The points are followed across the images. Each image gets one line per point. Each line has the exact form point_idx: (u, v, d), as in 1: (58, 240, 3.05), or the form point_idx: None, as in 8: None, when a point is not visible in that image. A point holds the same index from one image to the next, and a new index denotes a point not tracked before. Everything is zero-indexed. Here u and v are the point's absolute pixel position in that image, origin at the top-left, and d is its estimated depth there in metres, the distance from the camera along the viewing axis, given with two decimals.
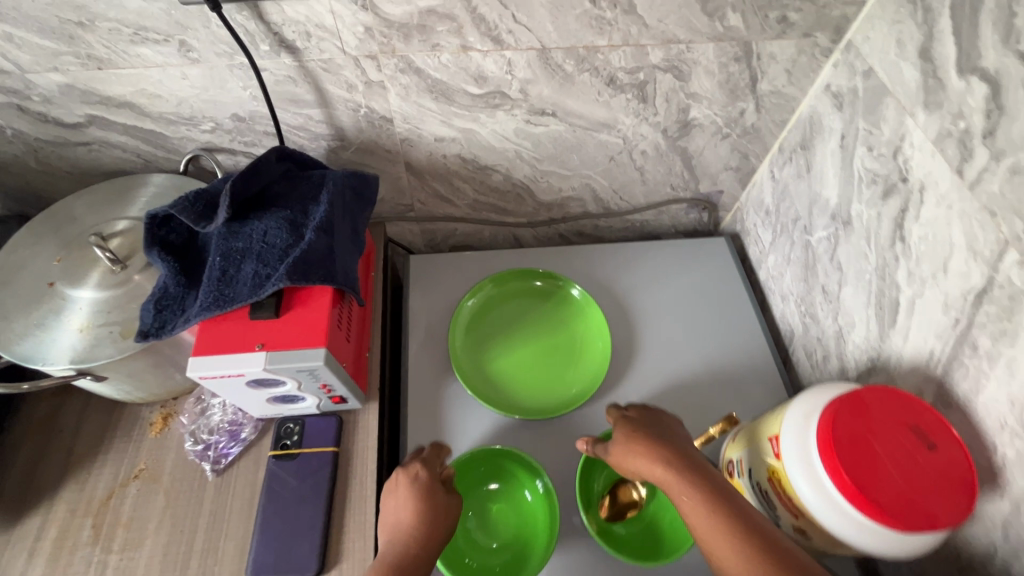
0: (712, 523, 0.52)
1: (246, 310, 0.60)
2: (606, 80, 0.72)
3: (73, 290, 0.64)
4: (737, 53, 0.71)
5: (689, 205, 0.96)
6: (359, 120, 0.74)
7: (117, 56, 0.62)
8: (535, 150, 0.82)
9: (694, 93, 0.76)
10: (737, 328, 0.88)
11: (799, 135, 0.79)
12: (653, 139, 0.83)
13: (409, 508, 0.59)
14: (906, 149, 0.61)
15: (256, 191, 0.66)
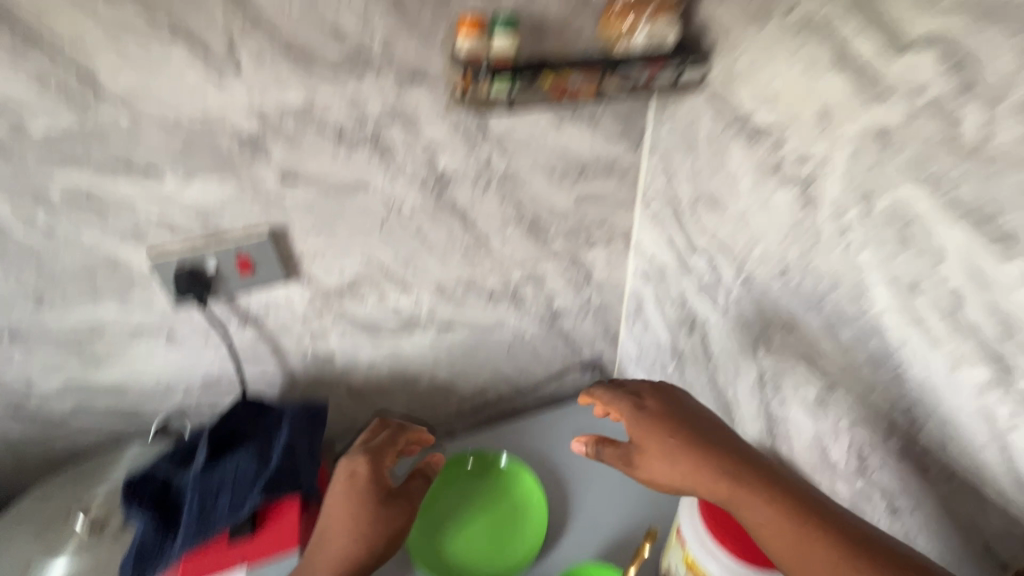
0: (780, 524, 0.53)
1: (224, 535, 0.73)
2: (488, 295, 1.02)
3: (50, 564, 0.70)
4: (570, 262, 1.05)
5: (581, 369, 1.21)
6: (307, 361, 0.94)
7: (114, 352, 0.81)
8: (449, 353, 1.06)
9: (552, 291, 1.07)
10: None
11: (633, 304, 1.11)
12: (535, 327, 1.11)
13: (348, 501, 0.71)
14: (688, 299, 0.92)
15: (225, 435, 0.81)
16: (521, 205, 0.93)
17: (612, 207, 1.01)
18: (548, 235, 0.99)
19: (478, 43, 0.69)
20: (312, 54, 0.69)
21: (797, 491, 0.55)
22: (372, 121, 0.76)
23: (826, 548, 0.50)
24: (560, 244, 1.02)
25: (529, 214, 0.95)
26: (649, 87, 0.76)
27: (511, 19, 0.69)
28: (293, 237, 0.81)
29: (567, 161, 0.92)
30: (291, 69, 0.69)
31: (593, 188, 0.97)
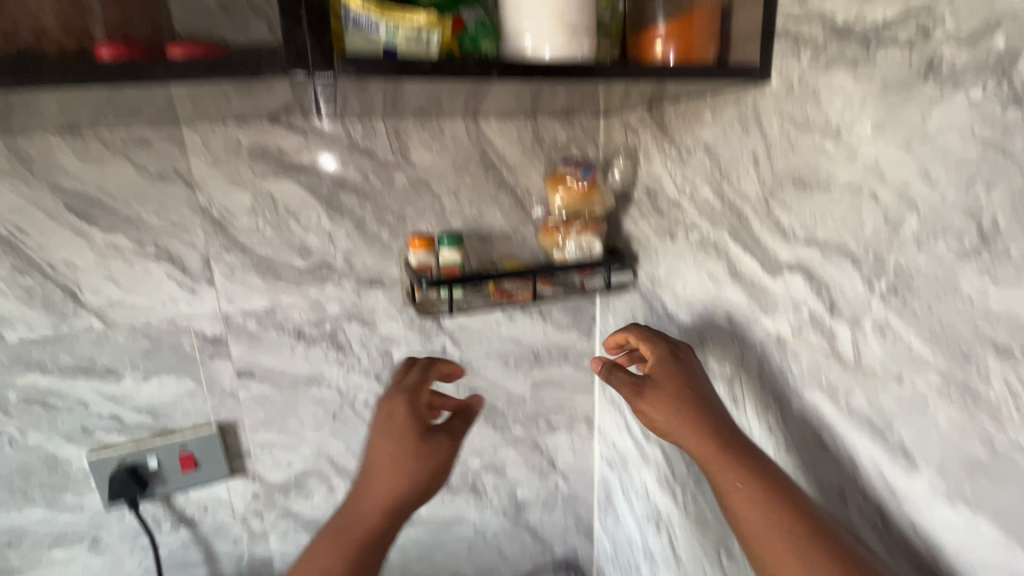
0: (740, 488, 0.49)
1: None
2: (445, 486, 0.98)
3: None
4: (531, 449, 1.03)
5: (554, 570, 1.10)
6: (242, 568, 0.86)
7: (28, 563, 0.75)
8: (403, 554, 0.98)
9: (514, 480, 1.03)
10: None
11: (603, 492, 1.07)
12: (498, 521, 1.04)
13: (385, 432, 0.58)
14: (651, 492, 0.90)
15: None
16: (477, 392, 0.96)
17: (569, 392, 1.03)
18: (506, 422, 0.99)
19: (427, 257, 0.78)
20: (278, 267, 0.78)
21: (782, 481, 0.49)
22: (330, 321, 0.82)
23: (780, 517, 0.46)
24: (519, 430, 1.01)
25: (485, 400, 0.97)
26: (583, 287, 0.85)
27: (455, 236, 0.79)
28: (243, 432, 0.82)
29: (520, 351, 0.97)
30: (258, 279, 0.77)
31: (549, 374, 1.00)
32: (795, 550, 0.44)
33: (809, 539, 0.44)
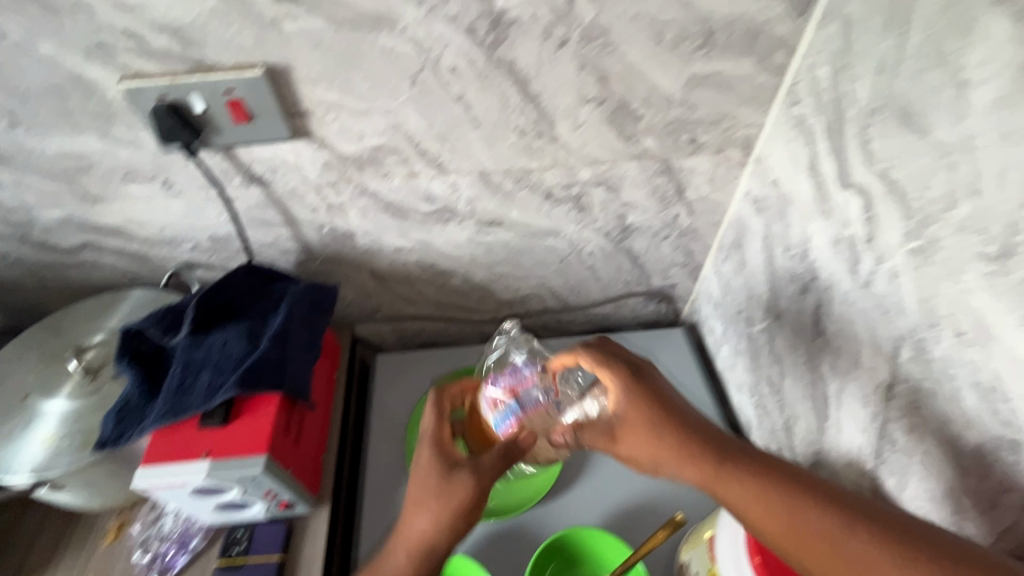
0: (757, 491, 0.46)
1: (195, 420, 0.58)
2: (544, 196, 0.76)
3: (42, 409, 0.63)
4: (615, 254, 0.89)
5: (646, 297, 0.99)
6: (305, 265, 0.80)
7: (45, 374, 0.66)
8: (486, 257, 0.84)
9: (628, 202, 0.80)
10: (688, 375, 0.90)
11: (731, 235, 0.83)
12: (598, 242, 0.86)
13: (432, 520, 0.54)
14: (811, 252, 0.63)
15: (219, 307, 0.67)
16: (555, 204, 0.77)
17: (677, 214, 0.82)
18: (586, 227, 0.82)
19: None
20: None
21: (812, 484, 0.46)
22: (374, 126, 0.65)
23: (824, 513, 0.44)
24: (601, 238, 0.85)
25: (564, 210, 0.78)
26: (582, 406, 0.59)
27: None
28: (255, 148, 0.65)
29: (626, 169, 0.74)
30: None
31: (719, 68, 0.64)
32: (843, 531, 0.43)
33: (842, 524, 0.43)
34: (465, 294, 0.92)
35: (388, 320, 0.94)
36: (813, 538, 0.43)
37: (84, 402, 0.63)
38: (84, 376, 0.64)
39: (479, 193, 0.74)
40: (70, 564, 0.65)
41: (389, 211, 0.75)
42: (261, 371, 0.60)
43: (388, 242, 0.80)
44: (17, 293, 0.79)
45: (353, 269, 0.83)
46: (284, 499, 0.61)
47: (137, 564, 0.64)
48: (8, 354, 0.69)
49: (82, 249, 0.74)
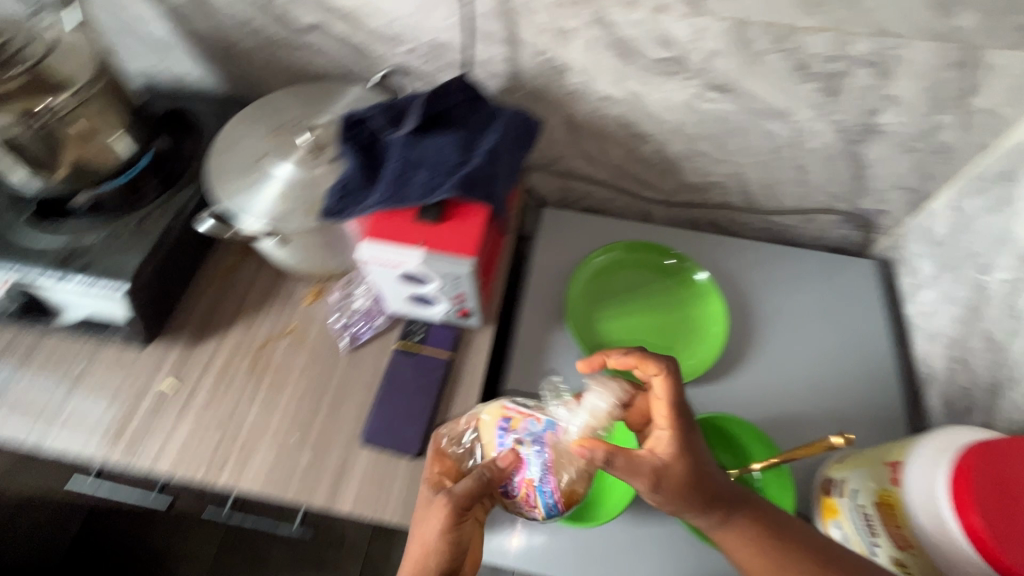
0: (737, 540, 0.53)
1: (412, 212, 0.62)
2: (797, 65, 0.66)
3: (275, 168, 0.68)
4: (838, 158, 0.78)
5: (843, 219, 0.88)
6: (508, 92, 0.77)
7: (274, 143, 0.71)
8: (698, 126, 0.77)
9: (892, 95, 0.67)
10: (869, 311, 0.83)
11: (999, 164, 0.68)
12: (827, 139, 0.75)
13: (432, 533, 0.53)
14: None
15: (436, 112, 0.67)
16: (805, 80, 0.67)
17: (942, 124, 0.69)
18: (825, 117, 0.72)
19: None
20: None
21: (788, 527, 0.53)
22: None
23: (797, 562, 0.50)
24: (834, 135, 0.74)
25: (811, 88, 0.68)
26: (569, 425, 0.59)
27: None
28: None
29: (914, 50, 0.62)
30: None
31: None
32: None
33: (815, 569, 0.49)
34: (650, 167, 0.86)
35: (560, 176, 0.92)
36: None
37: (311, 173, 0.68)
38: (312, 151, 0.69)
39: (727, 47, 0.65)
40: (280, 311, 0.75)
41: (617, 49, 0.68)
42: (473, 182, 0.61)
43: (599, 88, 0.74)
44: (243, 64, 0.83)
45: (552, 109, 0.79)
46: (466, 306, 0.66)
47: (332, 327, 0.73)
48: (243, 117, 0.74)
49: (310, 29, 0.75)
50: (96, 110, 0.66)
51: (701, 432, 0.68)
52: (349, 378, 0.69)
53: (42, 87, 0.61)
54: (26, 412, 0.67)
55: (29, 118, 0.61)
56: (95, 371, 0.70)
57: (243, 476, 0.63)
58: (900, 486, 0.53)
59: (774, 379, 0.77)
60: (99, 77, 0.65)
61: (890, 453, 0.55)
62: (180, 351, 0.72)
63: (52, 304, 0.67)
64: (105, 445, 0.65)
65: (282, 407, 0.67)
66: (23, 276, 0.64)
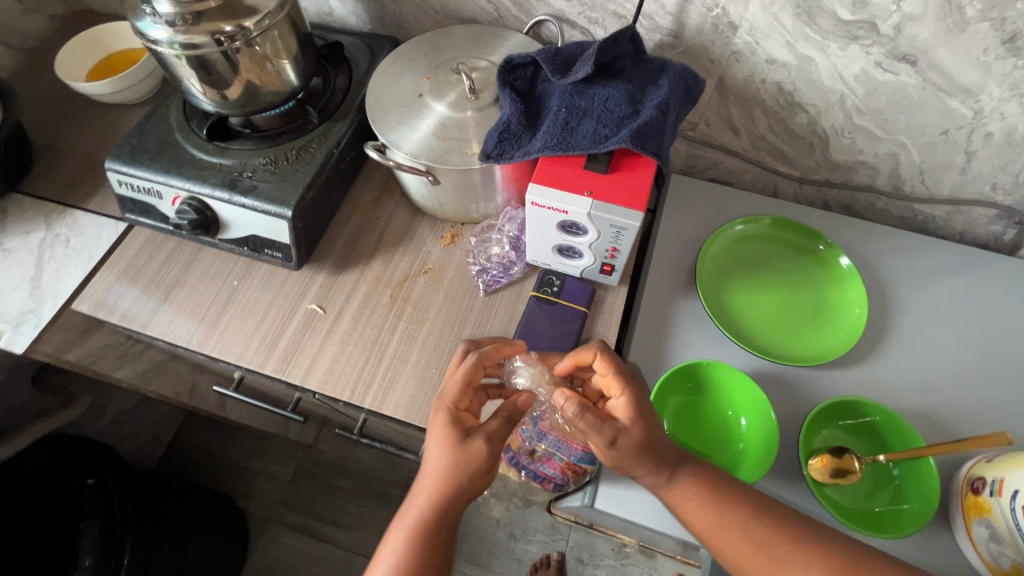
0: (690, 501, 0.55)
1: (579, 160, 0.62)
2: (1006, 36, 0.61)
3: (434, 106, 0.69)
4: (1017, 146, 0.72)
5: (999, 214, 0.81)
6: (664, 48, 0.75)
7: (431, 82, 0.71)
8: (865, 99, 0.72)
9: None
10: (1018, 316, 0.78)
11: None
12: (1012, 122, 0.69)
13: (449, 462, 0.53)
14: None
15: (603, 63, 0.66)
16: (1007, 55, 0.63)
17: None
18: (1017, 98, 0.67)
19: None
20: None
21: (738, 489, 0.56)
22: None
23: (747, 523, 0.54)
24: (1021, 119, 0.68)
25: (1011, 65, 0.63)
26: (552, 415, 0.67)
27: None
28: None
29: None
30: None
31: None
32: (760, 542, 0.53)
33: (763, 529, 0.53)
34: (796, 141, 0.81)
35: (691, 143, 0.88)
36: (737, 544, 0.53)
37: (471, 116, 0.68)
38: (472, 94, 0.69)
39: (926, 12, 0.62)
40: (416, 250, 0.77)
41: (800, 9, 0.66)
42: (645, 135, 0.60)
43: (767, 49, 0.71)
44: (393, 2, 0.83)
45: (706, 70, 0.76)
46: (613, 261, 0.67)
47: (470, 270, 0.75)
48: (399, 55, 0.74)
49: None
50: (276, 37, 0.66)
51: (834, 410, 0.68)
52: (486, 319, 0.72)
53: (233, 9, 0.62)
54: (190, 319, 0.73)
55: (222, 39, 0.61)
56: (248, 287, 0.75)
57: (386, 399, 0.67)
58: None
59: (905, 371, 0.74)
60: (284, 5, 0.65)
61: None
62: (324, 278, 0.75)
63: (219, 220, 0.71)
64: (260, 356, 0.70)
65: (421, 340, 0.70)
66: (199, 189, 0.69)
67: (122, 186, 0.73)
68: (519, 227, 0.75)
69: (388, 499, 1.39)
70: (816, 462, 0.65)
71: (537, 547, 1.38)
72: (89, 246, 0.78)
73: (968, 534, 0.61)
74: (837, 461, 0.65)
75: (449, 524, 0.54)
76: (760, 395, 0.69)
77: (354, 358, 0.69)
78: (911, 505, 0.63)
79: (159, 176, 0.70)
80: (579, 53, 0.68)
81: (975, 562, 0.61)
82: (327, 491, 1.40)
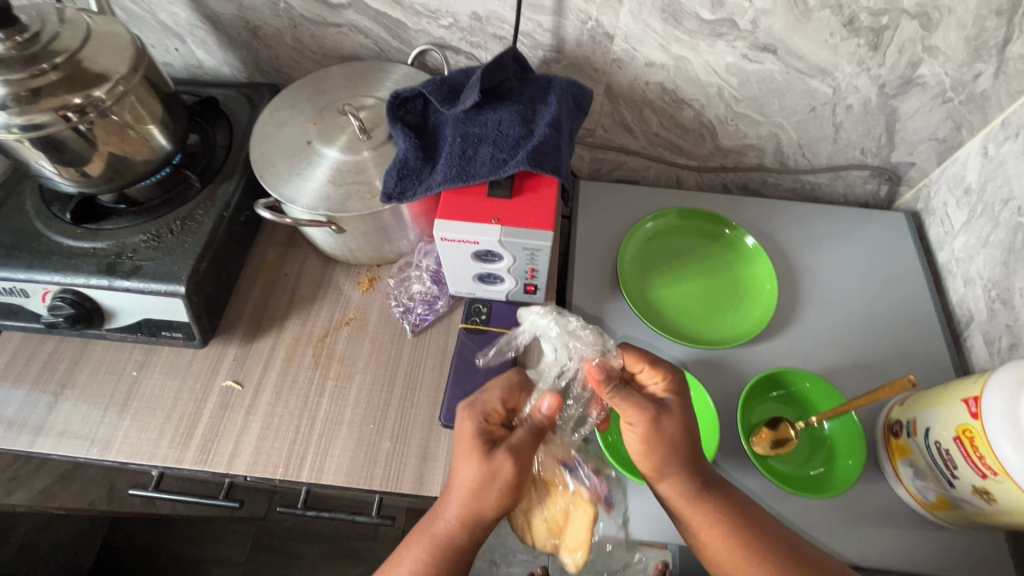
0: (706, 519, 0.54)
1: (483, 188, 0.61)
2: (846, 20, 0.67)
3: (325, 151, 0.66)
4: (874, 113, 0.79)
5: (872, 174, 0.89)
6: (548, 62, 0.76)
7: (317, 127, 0.68)
8: (739, 88, 0.77)
9: (933, 47, 0.69)
10: (905, 263, 0.86)
11: None
12: (866, 94, 0.76)
13: (477, 477, 0.51)
14: None
15: (489, 87, 0.66)
16: (850, 35, 0.69)
17: (980, 73, 0.70)
18: (866, 72, 0.73)
19: None
20: None
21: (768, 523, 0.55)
22: None
23: (766, 550, 0.53)
24: (873, 89, 0.75)
25: (856, 44, 0.70)
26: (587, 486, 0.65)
27: None
28: None
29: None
30: None
31: None
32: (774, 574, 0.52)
33: (780, 554, 0.53)
34: (687, 134, 0.85)
35: (592, 148, 0.90)
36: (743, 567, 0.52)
37: (366, 157, 0.66)
38: (363, 134, 0.66)
39: (776, 6, 0.66)
40: (334, 301, 0.74)
41: (666, 13, 0.69)
42: (542, 153, 0.60)
43: (644, 54, 0.74)
44: (266, 47, 0.79)
45: (593, 78, 0.78)
46: (534, 281, 0.67)
47: (393, 312, 0.73)
48: (279, 102, 0.70)
49: (345, 5, 0.71)
50: (135, 101, 0.61)
51: (764, 383, 0.71)
52: (418, 361, 0.69)
53: (80, 79, 0.56)
54: (85, 425, 0.64)
55: (71, 114, 0.55)
56: (150, 376, 0.68)
57: (326, 467, 0.62)
58: (981, 420, 0.54)
59: (819, 332, 0.79)
60: (137, 67, 0.60)
61: (963, 390, 0.57)
62: (237, 350, 0.69)
63: (101, 309, 0.64)
64: (176, 450, 0.63)
65: (354, 397, 0.67)
66: (72, 281, 0.61)
67: None
68: (437, 260, 0.73)
69: (357, 556, 1.31)
70: (758, 436, 0.68)
71: (520, 567, 1.36)
72: None
73: (897, 474, 0.66)
74: (775, 432, 0.67)
75: (473, 544, 0.52)
76: (699, 384, 0.71)
77: (282, 431, 0.64)
78: (847, 462, 0.67)
79: (19, 274, 0.61)
80: (465, 79, 0.68)
81: (907, 499, 0.66)
82: (290, 561, 1.30)
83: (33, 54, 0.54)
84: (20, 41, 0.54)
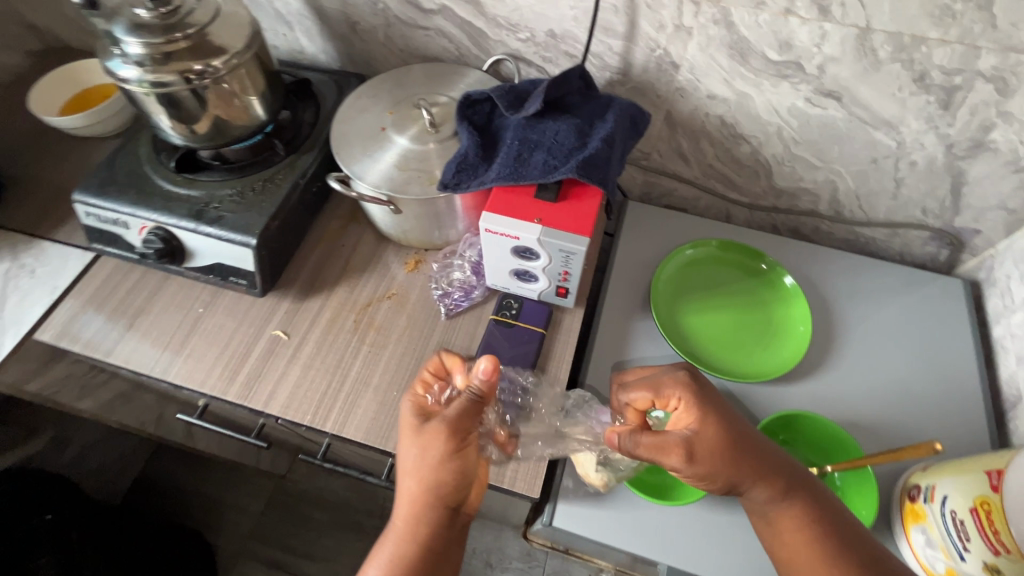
0: (790, 518, 0.55)
1: (531, 190, 0.66)
2: (917, 75, 0.67)
3: (395, 138, 0.72)
4: (939, 173, 0.77)
5: (932, 236, 0.86)
6: (614, 84, 0.80)
7: (392, 115, 0.75)
8: (800, 130, 0.78)
9: (1009, 112, 0.67)
10: (956, 331, 0.83)
11: None
12: (932, 152, 0.75)
13: (420, 456, 0.55)
14: None
15: (553, 99, 0.70)
16: (920, 91, 0.69)
17: None
18: (933, 130, 0.72)
19: None
20: None
21: (843, 522, 0.55)
22: None
23: (848, 550, 0.53)
24: (940, 149, 0.74)
25: (925, 100, 0.69)
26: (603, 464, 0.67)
27: None
28: None
29: None
30: None
31: None
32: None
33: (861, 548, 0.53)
34: (742, 169, 0.86)
35: (646, 171, 0.92)
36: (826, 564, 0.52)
37: (432, 148, 0.72)
38: (432, 127, 0.72)
39: (845, 54, 0.68)
40: (381, 276, 0.80)
41: (734, 50, 0.71)
42: (591, 165, 0.64)
43: (707, 87, 0.76)
44: (361, 41, 0.87)
45: (654, 104, 0.81)
46: (565, 284, 0.70)
47: (432, 294, 0.78)
48: (364, 91, 0.78)
49: (435, 12, 0.79)
50: (244, 74, 0.69)
51: (780, 423, 0.71)
52: (447, 342, 0.74)
53: (203, 49, 0.65)
54: (152, 347, 0.73)
55: (192, 77, 0.64)
56: (213, 315, 0.76)
57: (349, 421, 0.68)
58: (1001, 493, 0.53)
59: (849, 385, 0.77)
60: (251, 45, 0.69)
61: (988, 463, 0.56)
62: (289, 305, 0.77)
63: (184, 249, 0.73)
64: (222, 382, 0.70)
65: (383, 365, 0.72)
66: (165, 220, 0.71)
67: (89, 217, 0.74)
68: (479, 253, 0.78)
69: (361, 530, 1.36)
70: None
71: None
72: (54, 277, 0.79)
73: (907, 541, 0.63)
74: None
75: (430, 541, 0.55)
76: None
77: (315, 383, 0.71)
78: (859, 513, 0.66)
79: (125, 208, 0.71)
80: (532, 90, 0.73)
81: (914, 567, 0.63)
82: (299, 522, 1.37)
83: (171, 24, 0.64)
84: (163, 12, 0.64)
